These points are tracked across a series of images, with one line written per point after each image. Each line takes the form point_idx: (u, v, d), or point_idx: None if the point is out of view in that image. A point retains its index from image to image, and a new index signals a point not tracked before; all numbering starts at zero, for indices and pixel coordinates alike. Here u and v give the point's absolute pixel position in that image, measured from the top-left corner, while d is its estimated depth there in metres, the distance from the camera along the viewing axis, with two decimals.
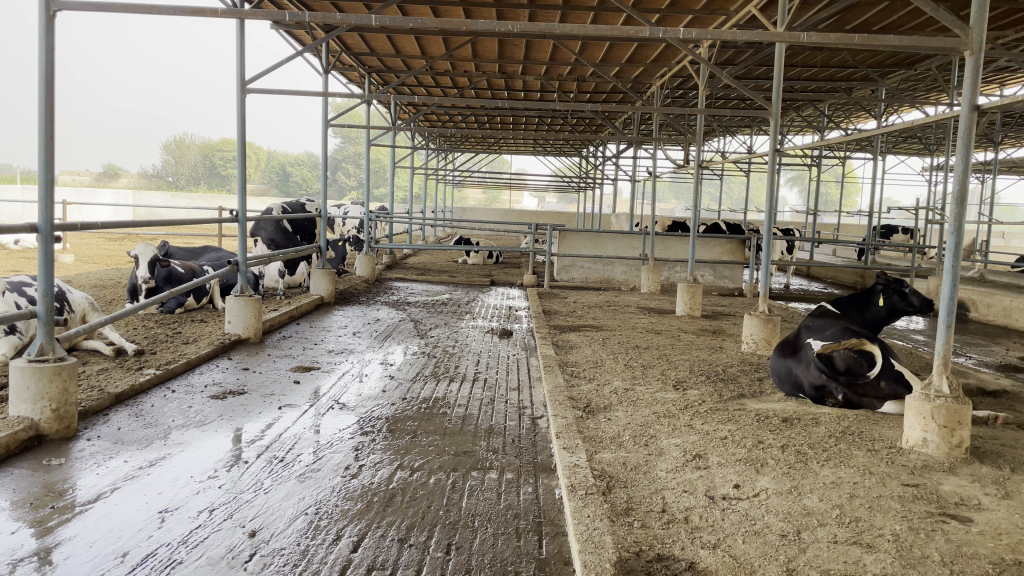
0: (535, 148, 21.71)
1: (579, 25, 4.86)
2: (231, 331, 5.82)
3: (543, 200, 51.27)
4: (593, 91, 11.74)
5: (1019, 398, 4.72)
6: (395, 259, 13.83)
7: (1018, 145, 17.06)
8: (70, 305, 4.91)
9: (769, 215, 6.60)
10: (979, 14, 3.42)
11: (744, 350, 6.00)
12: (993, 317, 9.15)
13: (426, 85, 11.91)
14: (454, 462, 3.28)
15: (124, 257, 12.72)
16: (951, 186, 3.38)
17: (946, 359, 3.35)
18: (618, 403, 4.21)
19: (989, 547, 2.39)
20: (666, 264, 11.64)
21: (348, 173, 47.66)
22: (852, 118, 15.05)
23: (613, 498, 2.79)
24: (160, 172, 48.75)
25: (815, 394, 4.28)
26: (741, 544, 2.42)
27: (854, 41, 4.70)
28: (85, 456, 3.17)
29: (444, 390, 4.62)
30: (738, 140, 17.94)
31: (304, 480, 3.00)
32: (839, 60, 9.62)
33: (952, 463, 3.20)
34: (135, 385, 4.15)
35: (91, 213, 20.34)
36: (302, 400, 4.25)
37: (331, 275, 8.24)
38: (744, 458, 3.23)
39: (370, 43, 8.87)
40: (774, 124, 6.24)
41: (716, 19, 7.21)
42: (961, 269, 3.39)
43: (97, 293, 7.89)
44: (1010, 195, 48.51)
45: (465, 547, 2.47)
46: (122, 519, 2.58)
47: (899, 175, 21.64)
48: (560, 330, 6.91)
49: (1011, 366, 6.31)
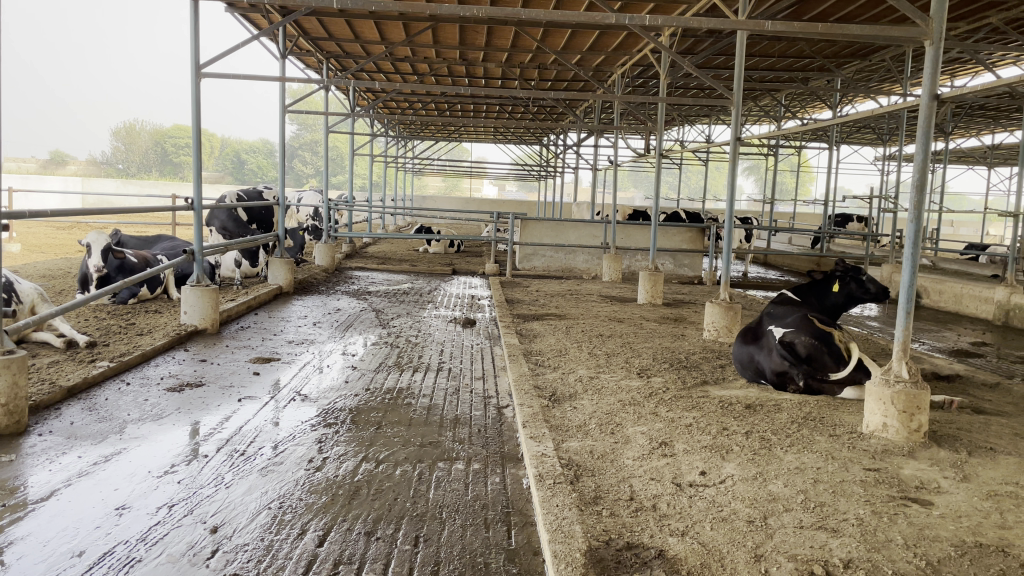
0: (495, 136, 21.66)
1: (544, 12, 4.81)
2: (187, 322, 5.67)
3: (503, 189, 51.15)
4: (554, 79, 11.71)
5: (972, 383, 4.84)
6: (355, 247, 13.68)
7: (967, 136, 17.48)
8: (18, 296, 4.75)
9: (729, 203, 6.62)
10: (939, 4, 3.46)
11: (706, 338, 6.04)
12: (944, 303, 9.38)
13: (385, 71, 11.76)
14: (420, 453, 3.24)
15: (73, 246, 12.34)
16: (910, 175, 3.43)
17: (905, 345, 3.41)
18: (583, 391, 4.21)
19: (951, 529, 2.44)
20: (628, 253, 11.69)
21: (305, 161, 47.05)
22: (809, 107, 15.27)
23: (580, 487, 2.78)
24: (110, 159, 47.56)
25: (777, 380, 4.33)
26: (710, 530, 2.43)
27: (817, 30, 4.72)
28: (37, 452, 3.06)
29: (408, 380, 4.57)
30: (697, 129, 18.09)
31: (266, 474, 2.93)
32: (796, 50, 9.74)
33: (911, 447, 3.26)
34: (88, 378, 4.02)
35: (38, 200, 19.72)
36: (263, 392, 4.17)
37: (290, 264, 8.10)
38: (709, 445, 3.25)
39: (327, 27, 8.69)
40: (737, 111, 6.16)
41: (679, 7, 7.23)
42: (920, 258, 3.44)
43: (46, 283, 7.65)
44: (958, 184, 49.71)
45: (434, 539, 2.43)
46: (76, 516, 2.49)
47: (853, 164, 22.05)
48: (524, 319, 6.90)
49: (964, 351, 6.47)
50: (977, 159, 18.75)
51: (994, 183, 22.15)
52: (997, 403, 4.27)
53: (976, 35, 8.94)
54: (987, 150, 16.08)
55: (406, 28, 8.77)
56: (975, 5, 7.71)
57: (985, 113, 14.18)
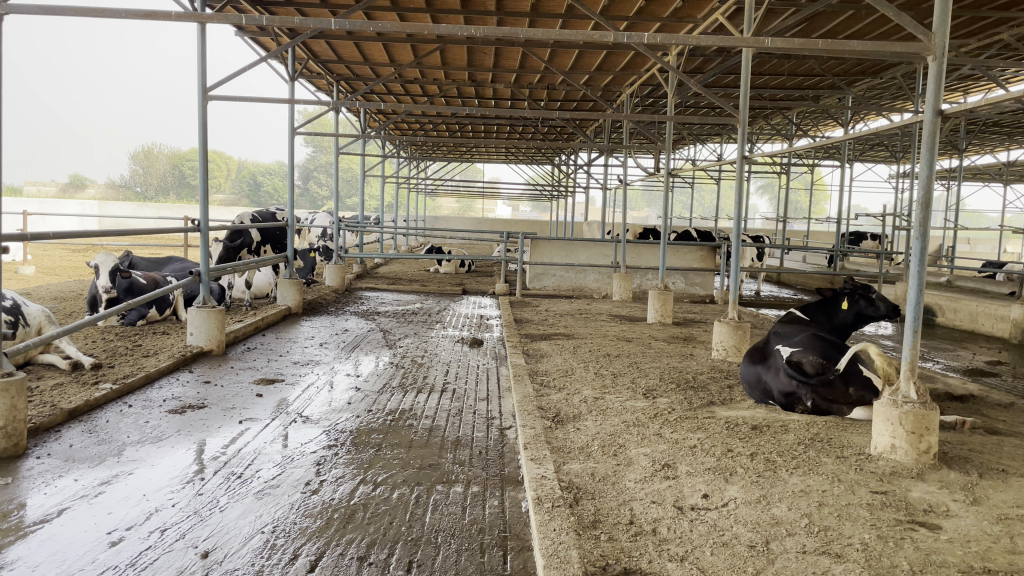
0: (508, 156, 21.77)
1: (545, 31, 4.70)
2: (193, 343, 5.68)
3: (516, 209, 51.28)
4: (564, 99, 11.76)
5: (986, 403, 4.75)
6: (367, 269, 13.71)
7: (983, 152, 17.34)
8: (26, 318, 4.77)
9: (738, 221, 6.46)
10: (941, 18, 3.42)
11: (714, 358, 5.97)
12: (960, 322, 9.24)
13: (394, 93, 11.84)
14: (419, 475, 3.21)
15: (87, 269, 12.41)
16: (915, 192, 3.37)
17: (913, 364, 3.34)
18: (587, 412, 4.16)
19: (958, 554, 2.37)
20: (638, 272, 11.64)
21: (320, 182, 47.43)
22: (820, 126, 15.23)
23: (579, 511, 2.73)
24: (128, 182, 48.17)
25: (784, 401, 4.27)
26: (709, 556, 2.37)
27: (818, 46, 4.68)
28: (33, 475, 3.05)
29: (412, 401, 4.54)
30: (708, 149, 18.04)
31: (262, 497, 2.90)
32: (806, 68, 9.74)
33: (920, 469, 3.18)
34: (90, 400, 4.01)
35: (55, 223, 19.95)
36: (265, 413, 4.14)
37: (298, 285, 8.11)
38: (713, 467, 3.19)
39: (336, 50, 8.78)
40: (743, 129, 6.09)
41: (685, 26, 7.27)
42: (926, 275, 3.38)
43: (56, 306, 7.68)
44: (974, 202, 49.55)
45: (427, 565, 2.39)
46: (68, 541, 2.47)
47: (865, 182, 21.94)
48: (531, 338, 6.87)
49: (978, 370, 6.37)
50: (992, 175, 18.64)
51: (1009, 199, 22.01)
52: (1011, 424, 4.18)
53: (987, 51, 8.89)
54: (1002, 167, 15.96)
55: (415, 50, 8.84)
56: (985, 21, 7.68)
57: (998, 129, 14.09)
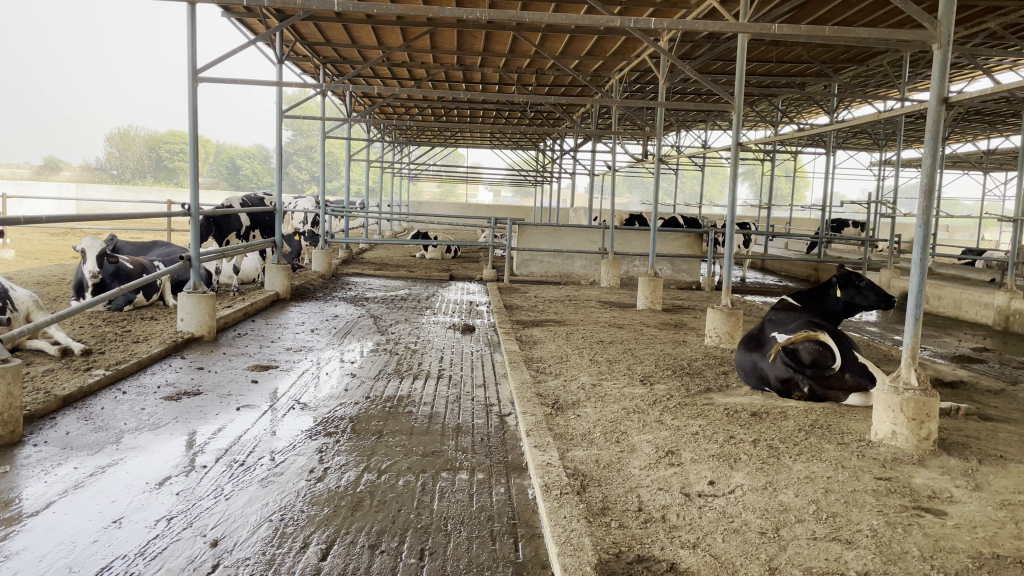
0: (492, 141, 21.70)
1: (547, 15, 4.63)
2: (184, 329, 5.61)
3: (499, 195, 51.08)
4: (552, 84, 11.73)
5: (976, 389, 4.80)
6: (352, 254, 13.61)
7: (964, 141, 17.48)
8: (13, 303, 4.67)
9: (731, 207, 6.46)
10: (947, 7, 3.43)
11: (708, 345, 5.99)
12: (944, 309, 9.33)
13: (382, 76, 11.73)
14: (423, 463, 3.19)
15: (68, 253, 12.22)
16: (918, 181, 3.39)
17: (914, 352, 3.36)
18: (586, 399, 4.15)
19: (967, 540, 2.39)
20: (626, 258, 11.65)
21: (301, 167, 47.02)
22: (804, 113, 15.32)
23: (588, 498, 2.73)
24: (104, 164, 47.45)
25: (782, 387, 4.26)
26: (721, 542, 2.38)
27: (820, 34, 4.69)
28: (32, 464, 2.99)
29: (409, 387, 4.52)
30: (693, 135, 18.05)
31: (267, 485, 2.87)
32: (794, 55, 9.77)
33: (920, 455, 3.21)
34: (84, 387, 3.95)
35: (30, 206, 19.63)
36: (262, 400, 4.10)
37: (287, 270, 8.02)
38: (717, 454, 3.20)
39: (323, 32, 8.67)
40: (738, 115, 6.02)
41: (678, 11, 7.27)
42: (929, 263, 3.40)
43: (40, 290, 7.55)
44: (951, 190, 50.17)
45: (439, 553, 2.38)
46: (73, 530, 2.43)
47: (848, 169, 22.06)
48: (523, 324, 6.84)
49: (966, 357, 6.45)
50: (972, 163, 18.83)
51: (988, 188, 22.26)
52: (1003, 410, 4.23)
53: (973, 40, 8.96)
54: (983, 155, 16.10)
55: (404, 33, 8.76)
56: (973, 10, 7.73)
57: (980, 118, 14.22)
